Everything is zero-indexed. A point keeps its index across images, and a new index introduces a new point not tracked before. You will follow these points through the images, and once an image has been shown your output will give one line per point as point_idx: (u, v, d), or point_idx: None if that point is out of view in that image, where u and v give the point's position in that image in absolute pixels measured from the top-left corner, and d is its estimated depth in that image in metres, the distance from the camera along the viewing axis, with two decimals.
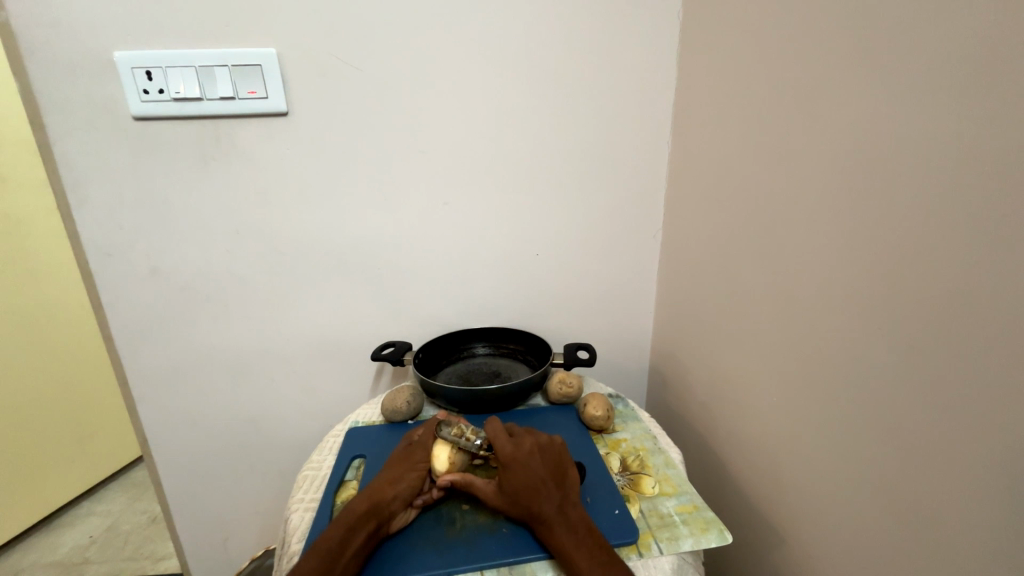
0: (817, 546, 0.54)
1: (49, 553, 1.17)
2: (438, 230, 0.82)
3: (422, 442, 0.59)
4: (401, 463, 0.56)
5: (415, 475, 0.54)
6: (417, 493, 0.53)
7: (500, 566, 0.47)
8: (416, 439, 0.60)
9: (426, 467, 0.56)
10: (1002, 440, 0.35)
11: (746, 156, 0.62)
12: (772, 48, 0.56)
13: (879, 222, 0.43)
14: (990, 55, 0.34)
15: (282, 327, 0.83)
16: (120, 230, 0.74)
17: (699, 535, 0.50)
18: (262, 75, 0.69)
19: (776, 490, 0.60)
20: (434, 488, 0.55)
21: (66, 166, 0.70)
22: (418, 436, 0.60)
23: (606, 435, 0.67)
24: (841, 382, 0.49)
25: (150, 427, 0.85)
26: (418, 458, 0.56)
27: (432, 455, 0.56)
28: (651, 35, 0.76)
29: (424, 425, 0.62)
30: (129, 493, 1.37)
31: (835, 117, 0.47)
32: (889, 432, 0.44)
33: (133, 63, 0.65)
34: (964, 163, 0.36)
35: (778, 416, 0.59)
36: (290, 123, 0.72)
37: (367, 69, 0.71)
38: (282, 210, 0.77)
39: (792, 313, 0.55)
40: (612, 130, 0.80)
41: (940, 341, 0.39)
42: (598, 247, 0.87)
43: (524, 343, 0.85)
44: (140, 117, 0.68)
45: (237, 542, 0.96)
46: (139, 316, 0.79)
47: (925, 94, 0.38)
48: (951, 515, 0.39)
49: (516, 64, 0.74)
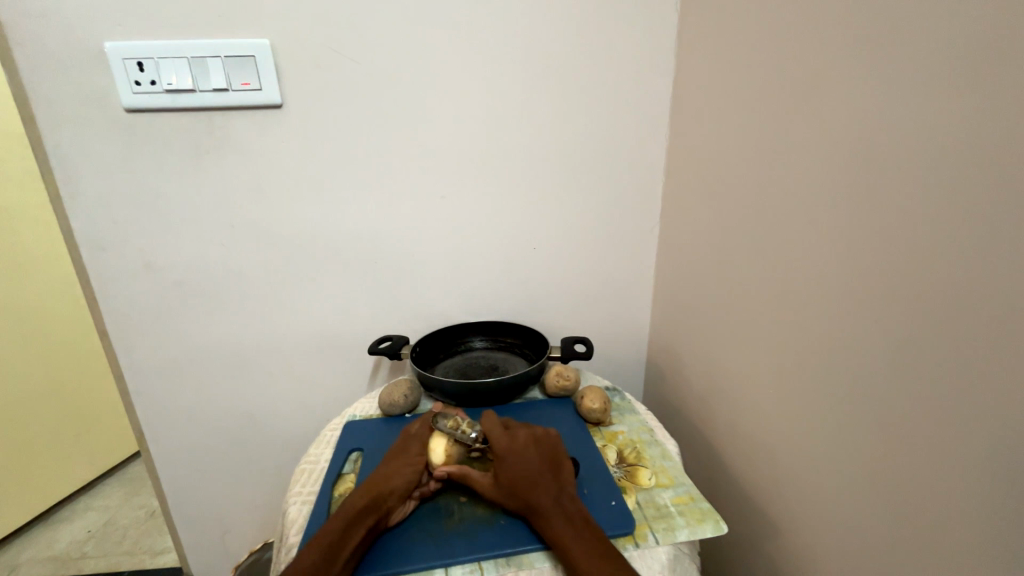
0: (812, 536, 0.55)
1: (46, 548, 1.17)
2: (435, 224, 0.81)
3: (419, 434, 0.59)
4: (398, 455, 0.56)
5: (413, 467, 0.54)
6: (415, 485, 0.53)
7: (497, 557, 0.47)
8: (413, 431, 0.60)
9: (422, 459, 0.56)
10: (996, 431, 0.35)
11: (744, 148, 0.62)
12: (770, 40, 0.56)
13: (875, 214, 0.43)
14: (987, 46, 0.34)
15: (279, 322, 0.83)
16: (113, 224, 0.73)
17: (695, 526, 0.50)
18: (256, 67, 0.68)
19: (772, 482, 0.61)
20: (431, 481, 0.55)
21: (58, 159, 0.69)
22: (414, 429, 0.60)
23: (603, 428, 0.68)
24: (837, 374, 0.49)
25: (147, 422, 0.85)
26: (415, 450, 0.56)
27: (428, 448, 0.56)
28: (649, 26, 0.75)
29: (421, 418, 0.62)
30: (126, 488, 1.37)
31: (832, 109, 0.47)
32: (884, 424, 0.44)
33: (124, 54, 0.64)
34: (960, 156, 0.36)
35: (774, 408, 0.59)
36: (285, 115, 0.72)
37: (362, 61, 0.71)
38: (278, 204, 0.76)
39: (788, 306, 0.55)
40: (610, 123, 0.79)
41: (935, 333, 0.39)
42: (595, 240, 0.87)
43: (522, 337, 0.85)
44: (132, 109, 0.67)
45: (236, 537, 0.96)
46: (134, 311, 0.78)
47: (924, 84, 0.38)
48: (944, 505, 0.39)
49: (513, 56, 0.74)
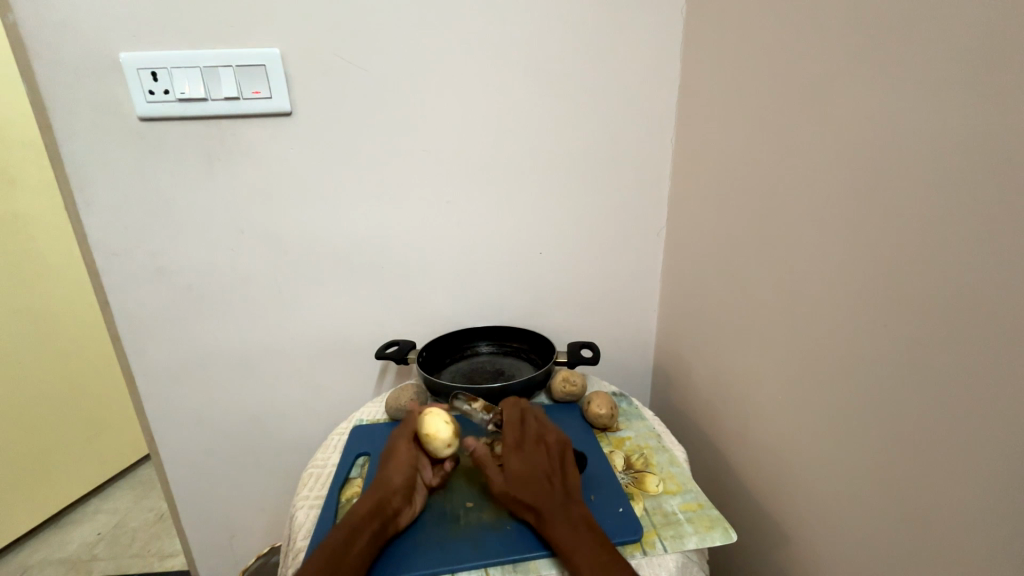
0: (821, 545, 0.54)
1: (57, 550, 1.19)
2: (440, 229, 0.82)
3: (406, 437, 0.58)
4: (390, 462, 0.55)
5: (410, 466, 0.55)
6: (416, 484, 0.54)
7: (504, 563, 0.47)
8: (395, 437, 0.59)
9: (416, 461, 0.56)
10: (1005, 438, 0.35)
11: (750, 153, 0.62)
12: (776, 45, 0.56)
13: (882, 222, 0.43)
14: (992, 55, 0.34)
15: (286, 326, 0.84)
16: (126, 231, 0.74)
17: (703, 534, 0.50)
18: (266, 76, 0.69)
19: (780, 489, 0.60)
20: (441, 471, 0.57)
21: (72, 167, 0.70)
22: (394, 437, 0.59)
23: (610, 434, 0.68)
24: (845, 381, 0.49)
25: (157, 425, 0.86)
26: (404, 456, 0.56)
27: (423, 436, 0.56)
28: (655, 31, 0.75)
29: (399, 426, 0.60)
30: (135, 491, 1.38)
31: (839, 116, 0.47)
32: (894, 433, 0.43)
33: (138, 64, 0.66)
34: (968, 164, 0.36)
35: (782, 413, 0.59)
36: (294, 122, 0.72)
37: (369, 67, 0.72)
38: (285, 210, 0.77)
39: (795, 313, 0.55)
40: (616, 128, 0.80)
41: (944, 340, 0.38)
42: (600, 245, 0.87)
43: (528, 342, 0.85)
44: (145, 118, 0.69)
45: (244, 540, 0.97)
46: (145, 315, 0.79)
47: (934, 89, 0.38)
48: (954, 513, 0.39)
49: (519, 62, 0.74)
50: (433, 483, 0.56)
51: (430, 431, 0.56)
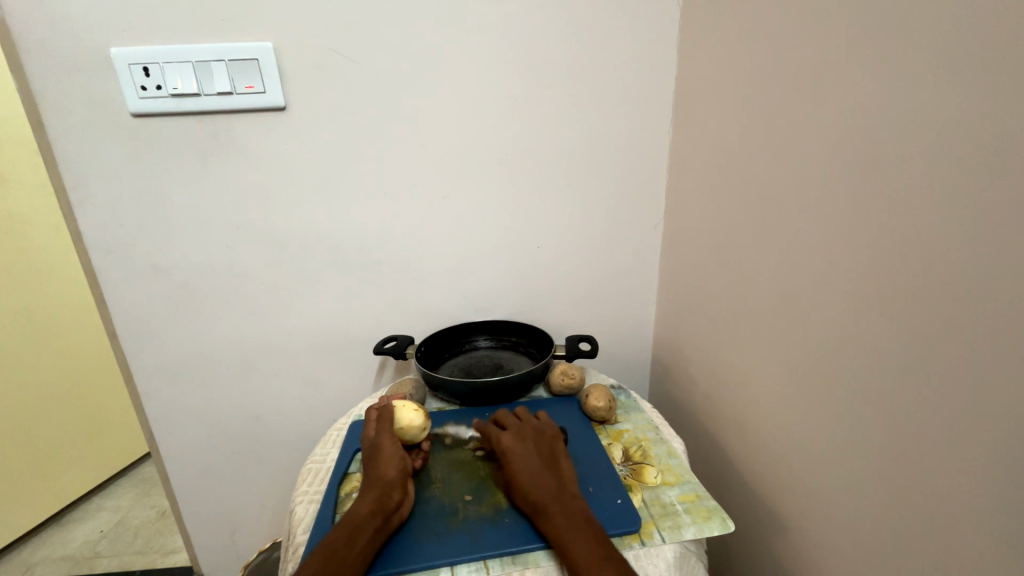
0: (818, 534, 0.54)
1: (60, 547, 1.19)
2: (437, 223, 0.81)
3: (382, 435, 0.57)
4: (379, 461, 0.54)
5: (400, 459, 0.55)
6: (408, 473, 0.55)
7: (503, 555, 0.48)
8: (370, 437, 0.58)
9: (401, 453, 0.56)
10: (1003, 427, 0.34)
11: (747, 144, 0.61)
12: (772, 33, 0.55)
13: (880, 211, 0.43)
14: (990, 40, 0.33)
15: (284, 322, 0.84)
16: (121, 228, 0.74)
17: (700, 524, 0.50)
18: (259, 70, 0.68)
19: (778, 480, 0.60)
20: (421, 454, 0.59)
21: (66, 164, 0.70)
22: (372, 436, 0.58)
23: (608, 426, 0.68)
24: (842, 372, 0.49)
25: (156, 422, 0.86)
26: (389, 451, 0.55)
27: (398, 429, 0.58)
28: (651, 22, 0.74)
29: (370, 424, 0.59)
30: (138, 489, 1.38)
31: (836, 104, 0.47)
32: (892, 423, 0.43)
33: (130, 59, 0.65)
34: (965, 152, 0.35)
35: (780, 404, 0.59)
36: (288, 117, 0.72)
37: (364, 61, 0.71)
38: (282, 206, 0.77)
39: (793, 303, 0.55)
40: (612, 120, 0.79)
41: (942, 331, 0.38)
42: (598, 238, 0.86)
43: (526, 336, 0.85)
44: (138, 114, 0.68)
45: (245, 537, 0.97)
46: (142, 312, 0.79)
47: (931, 77, 0.38)
48: (951, 502, 0.39)
49: (515, 54, 0.74)
50: (416, 467, 0.58)
51: (403, 422, 0.58)
